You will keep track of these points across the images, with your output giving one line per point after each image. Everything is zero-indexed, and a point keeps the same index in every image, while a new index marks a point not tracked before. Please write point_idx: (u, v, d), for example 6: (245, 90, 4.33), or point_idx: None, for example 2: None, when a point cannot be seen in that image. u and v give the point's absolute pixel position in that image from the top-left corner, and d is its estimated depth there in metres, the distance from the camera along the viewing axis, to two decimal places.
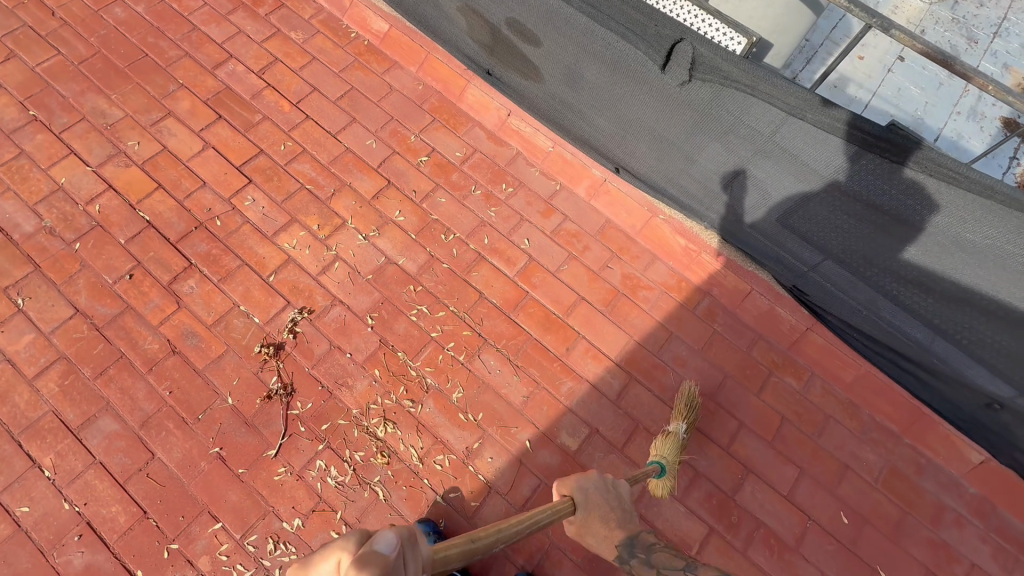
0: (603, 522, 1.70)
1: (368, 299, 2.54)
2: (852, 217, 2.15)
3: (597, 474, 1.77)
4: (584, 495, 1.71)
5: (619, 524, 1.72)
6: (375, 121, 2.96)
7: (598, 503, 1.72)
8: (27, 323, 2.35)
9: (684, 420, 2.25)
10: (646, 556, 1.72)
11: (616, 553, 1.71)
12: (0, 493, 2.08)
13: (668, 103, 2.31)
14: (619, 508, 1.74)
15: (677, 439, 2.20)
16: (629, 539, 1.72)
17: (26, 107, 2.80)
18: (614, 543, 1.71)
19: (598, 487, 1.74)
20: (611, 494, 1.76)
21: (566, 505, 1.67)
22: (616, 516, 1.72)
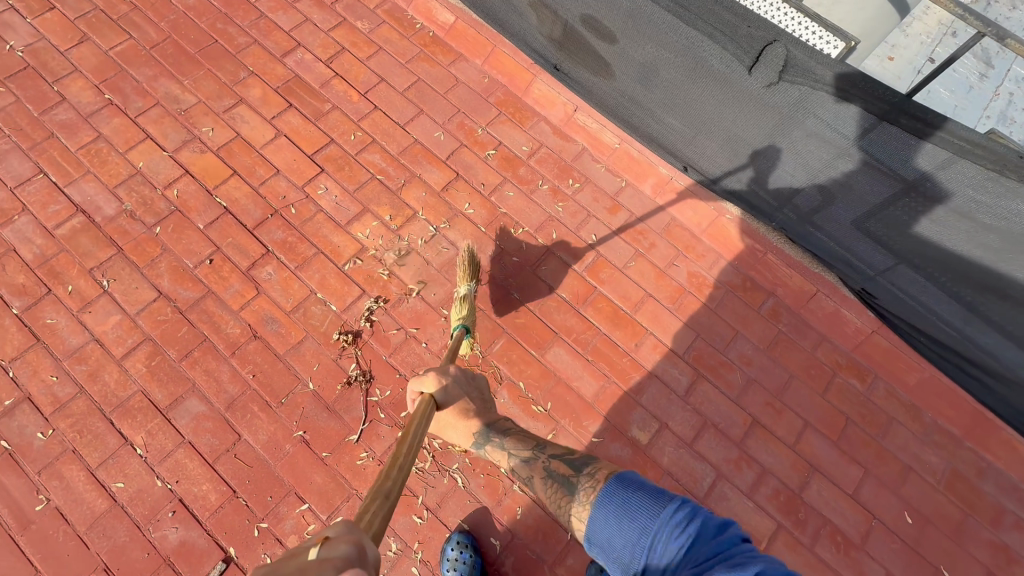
0: (460, 414, 1.78)
1: (441, 290, 2.58)
2: (934, 222, 2.17)
3: (452, 369, 1.83)
4: (442, 392, 1.77)
5: (475, 412, 1.79)
6: (441, 113, 2.97)
7: (460, 398, 1.80)
8: (113, 304, 2.40)
9: (469, 280, 2.36)
10: (499, 440, 1.71)
11: (471, 440, 1.75)
12: (96, 469, 2.14)
13: (749, 104, 2.33)
14: (479, 400, 1.84)
15: (466, 300, 2.31)
16: (488, 426, 1.74)
17: (101, 91, 2.83)
18: (471, 429, 1.75)
19: (458, 380, 1.82)
20: (468, 385, 1.85)
21: (428, 403, 1.72)
22: (474, 406, 1.80)
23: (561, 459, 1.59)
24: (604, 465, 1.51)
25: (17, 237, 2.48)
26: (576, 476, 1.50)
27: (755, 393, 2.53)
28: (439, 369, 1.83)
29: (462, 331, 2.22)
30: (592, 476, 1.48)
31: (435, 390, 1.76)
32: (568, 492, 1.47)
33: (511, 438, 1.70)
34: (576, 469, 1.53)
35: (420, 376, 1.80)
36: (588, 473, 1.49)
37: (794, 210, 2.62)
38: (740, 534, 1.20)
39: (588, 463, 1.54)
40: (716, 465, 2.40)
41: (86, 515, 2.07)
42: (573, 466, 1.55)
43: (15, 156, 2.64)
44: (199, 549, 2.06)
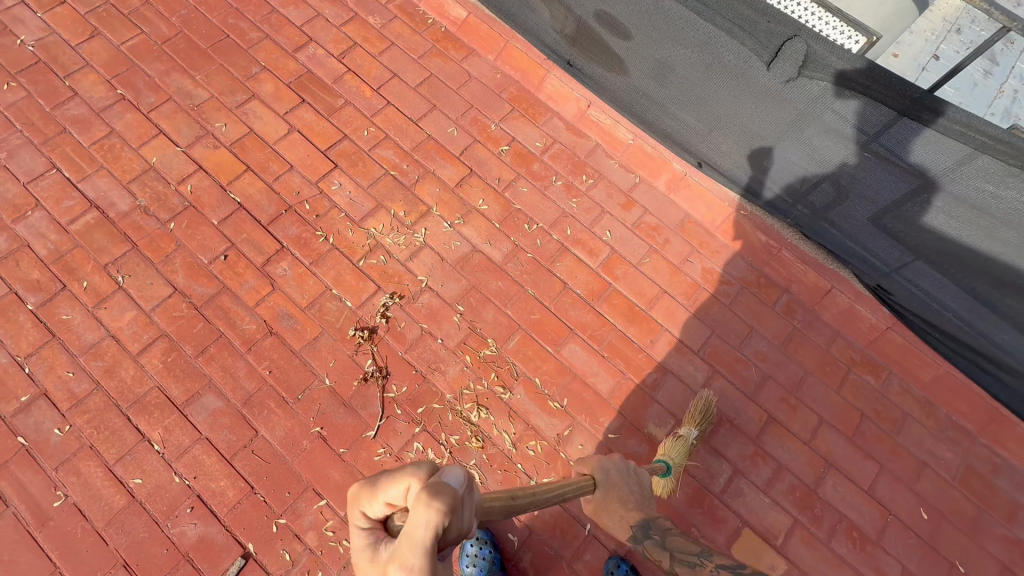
0: (617, 500, 1.81)
1: (456, 286, 2.58)
2: (953, 219, 2.17)
3: (619, 459, 1.88)
4: (605, 476, 1.81)
5: (636, 506, 1.84)
6: (454, 108, 2.96)
7: (622, 485, 1.83)
8: (128, 300, 2.39)
9: (695, 427, 2.29)
10: (662, 540, 1.92)
11: (630, 533, 1.84)
12: (114, 465, 2.13)
13: (767, 100, 2.33)
14: (638, 493, 1.86)
15: (686, 443, 2.25)
16: (648, 522, 1.89)
17: (113, 85, 2.82)
18: (630, 522, 1.82)
19: (621, 471, 1.86)
20: (630, 477, 1.88)
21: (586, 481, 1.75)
22: (636, 498, 1.85)
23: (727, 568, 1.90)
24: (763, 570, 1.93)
25: (31, 233, 2.47)
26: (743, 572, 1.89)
27: (770, 389, 2.53)
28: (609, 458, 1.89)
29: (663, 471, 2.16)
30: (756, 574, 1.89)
31: (598, 472, 1.81)
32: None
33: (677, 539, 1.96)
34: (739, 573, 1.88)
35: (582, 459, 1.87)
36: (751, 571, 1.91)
37: (810, 206, 2.62)
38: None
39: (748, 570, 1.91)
40: (732, 461, 2.40)
41: (104, 511, 2.07)
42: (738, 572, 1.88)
43: (28, 151, 2.63)
44: (218, 545, 2.06)
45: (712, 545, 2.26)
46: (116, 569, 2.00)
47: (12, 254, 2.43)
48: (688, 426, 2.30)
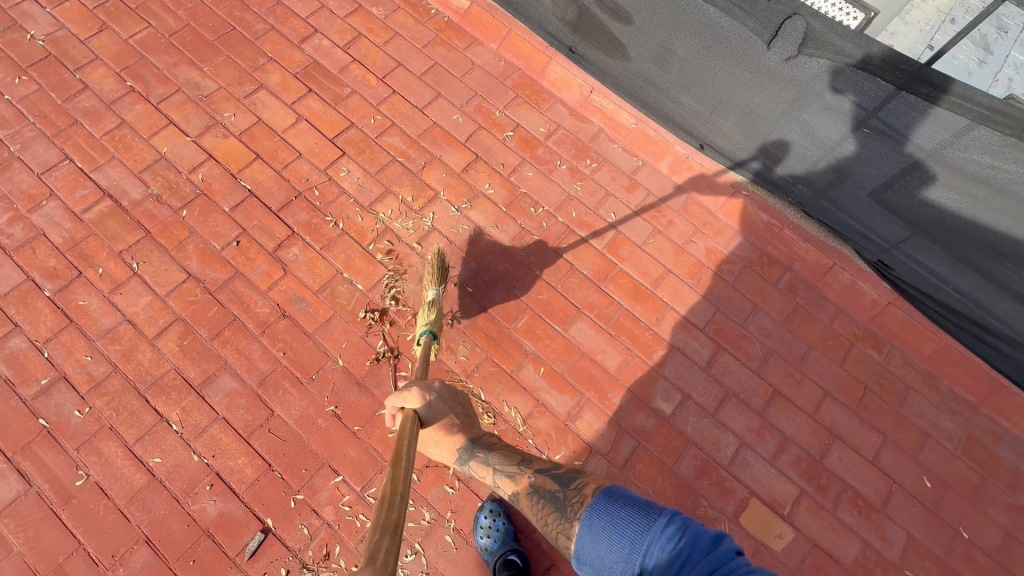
0: (445, 430, 1.88)
1: (464, 268, 2.62)
2: (951, 191, 2.23)
3: (436, 385, 1.89)
4: (426, 407, 1.84)
5: (459, 427, 1.89)
6: (459, 96, 3.01)
7: (445, 413, 1.89)
8: (143, 286, 2.43)
9: (435, 284, 2.37)
10: (484, 456, 1.83)
11: (458, 456, 1.86)
12: (133, 445, 2.18)
13: (767, 79, 2.39)
14: (463, 416, 1.93)
15: (435, 304, 2.32)
16: (471, 441, 1.86)
17: (123, 78, 2.86)
18: (455, 446, 1.87)
19: (441, 396, 1.89)
20: (453, 401, 1.92)
21: (412, 417, 1.80)
22: (458, 421, 1.90)
23: (547, 475, 1.70)
24: (591, 481, 1.60)
25: (46, 221, 2.51)
26: (563, 492, 1.60)
27: (775, 364, 2.58)
28: (424, 385, 1.89)
29: (429, 337, 2.22)
30: (579, 491, 1.57)
31: (418, 404, 1.83)
32: (555, 508, 1.57)
33: (496, 454, 1.82)
34: (562, 485, 1.63)
35: (400, 392, 1.86)
36: (574, 488, 1.60)
37: (810, 185, 2.67)
38: (735, 548, 1.23)
39: (573, 478, 1.64)
40: (739, 434, 2.44)
41: (126, 489, 2.11)
42: (559, 481, 1.65)
43: (41, 143, 2.67)
44: (237, 521, 2.10)
45: (721, 515, 2.30)
46: (138, 545, 2.04)
47: (29, 243, 2.46)
48: (430, 288, 2.37)
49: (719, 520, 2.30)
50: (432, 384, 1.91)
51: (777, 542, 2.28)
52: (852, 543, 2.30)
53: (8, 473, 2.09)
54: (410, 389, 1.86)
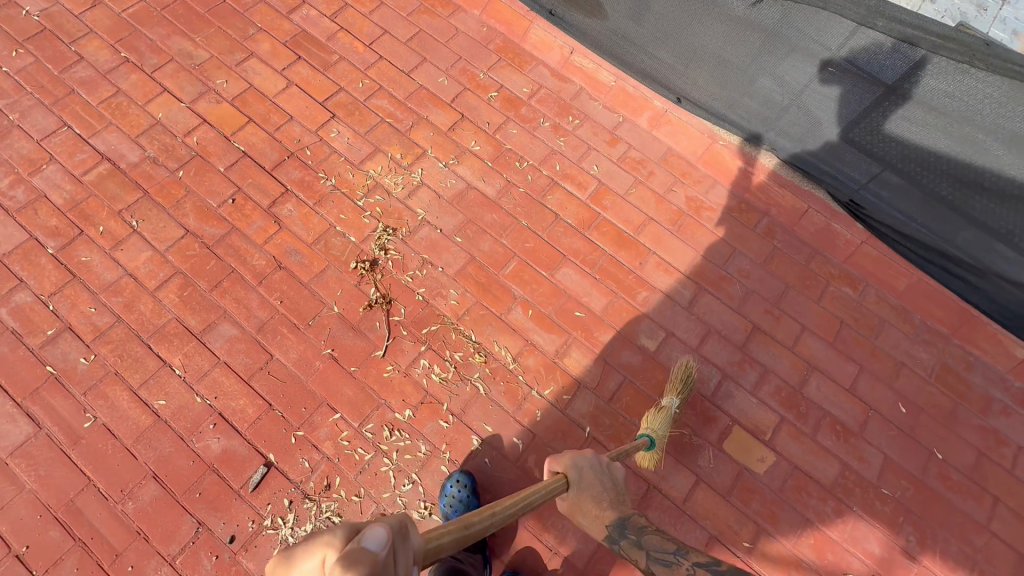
0: (594, 501, 1.72)
1: (453, 220, 2.72)
2: (916, 123, 2.34)
3: (591, 454, 1.80)
4: (576, 472, 1.74)
5: (610, 503, 1.73)
6: (444, 60, 3.11)
7: (593, 480, 1.76)
8: (143, 242, 2.52)
9: (677, 396, 2.32)
10: (637, 538, 1.69)
11: (606, 533, 1.70)
12: (138, 389, 2.26)
13: (736, 26, 2.50)
14: (612, 490, 1.77)
15: (669, 414, 2.27)
16: (624, 520, 1.73)
17: (117, 49, 2.94)
18: (605, 522, 1.71)
19: (594, 467, 1.77)
20: (606, 474, 1.78)
21: (559, 484, 1.69)
22: (609, 496, 1.74)
23: (707, 568, 1.64)
24: None
25: (47, 184, 2.60)
26: None
27: (754, 302, 2.69)
28: (580, 454, 1.79)
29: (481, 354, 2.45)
30: None
31: (568, 469, 1.73)
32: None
33: (654, 537, 1.71)
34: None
35: (556, 455, 1.78)
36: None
37: (784, 131, 2.78)
38: None
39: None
40: (721, 367, 2.54)
41: (132, 430, 2.20)
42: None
43: (39, 111, 2.76)
44: (241, 457, 2.20)
45: (705, 442, 2.41)
46: (145, 480, 2.13)
47: (31, 205, 2.55)
48: (670, 396, 2.33)
49: (704, 446, 2.40)
50: (586, 452, 1.81)
51: (759, 465, 2.38)
52: (831, 465, 2.41)
53: (18, 416, 2.18)
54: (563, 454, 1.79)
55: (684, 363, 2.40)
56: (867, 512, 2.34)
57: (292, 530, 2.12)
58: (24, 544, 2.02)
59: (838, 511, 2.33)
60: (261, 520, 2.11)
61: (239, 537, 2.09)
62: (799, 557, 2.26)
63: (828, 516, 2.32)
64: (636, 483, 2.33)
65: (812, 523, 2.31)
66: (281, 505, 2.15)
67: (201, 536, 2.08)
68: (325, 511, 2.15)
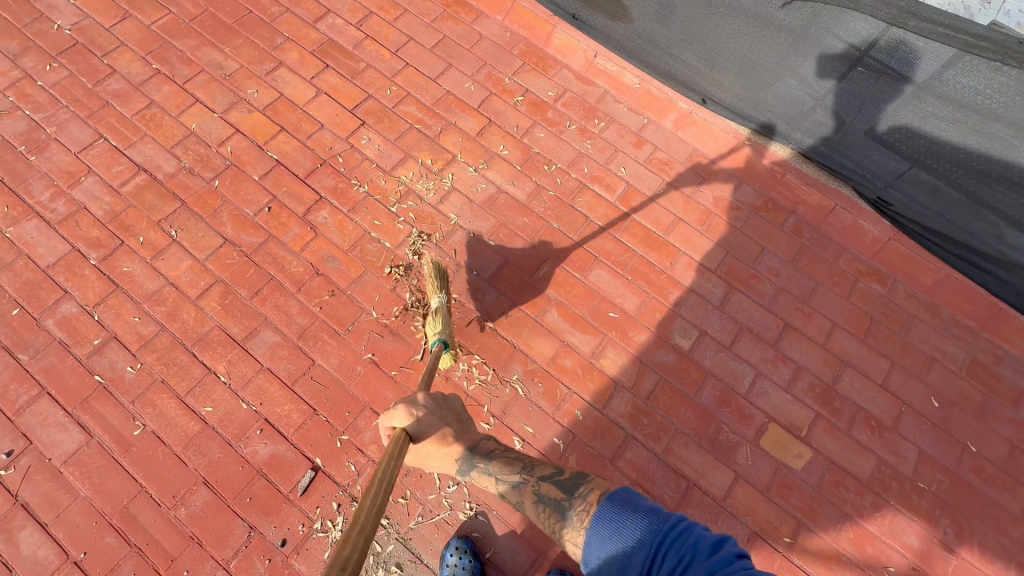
0: (440, 443, 1.80)
1: (485, 224, 2.75)
2: (945, 120, 2.37)
3: (421, 397, 1.78)
4: (415, 423, 1.72)
5: (454, 436, 1.81)
6: (469, 66, 3.14)
7: (440, 427, 1.78)
8: (183, 252, 2.56)
9: (439, 291, 2.35)
10: (485, 466, 1.80)
11: (457, 467, 1.82)
12: (185, 396, 2.30)
13: (763, 27, 2.55)
14: (456, 424, 1.84)
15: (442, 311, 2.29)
16: (469, 451, 1.82)
17: (148, 61, 2.98)
18: (453, 455, 1.81)
19: (430, 410, 1.77)
20: (442, 411, 1.81)
21: (400, 436, 1.67)
22: (452, 431, 1.81)
23: (551, 482, 1.70)
24: (593, 485, 1.61)
25: (86, 196, 2.64)
26: (567, 500, 1.60)
27: (785, 300, 2.71)
28: (410, 400, 1.77)
29: (441, 345, 2.19)
30: (583, 498, 1.58)
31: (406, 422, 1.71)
32: (561, 516, 1.58)
33: (497, 462, 1.81)
34: (566, 492, 1.63)
35: (387, 412, 1.75)
36: (580, 494, 1.59)
37: (810, 130, 2.81)
38: (735, 552, 1.22)
39: (574, 483, 1.65)
40: (755, 364, 2.57)
41: (181, 436, 2.24)
42: (562, 488, 1.65)
43: (76, 124, 2.80)
44: (288, 461, 2.23)
45: (742, 439, 2.44)
46: (197, 487, 2.17)
47: (72, 216, 2.59)
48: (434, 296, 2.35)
49: (741, 443, 2.43)
50: (417, 397, 1.79)
51: (796, 461, 2.41)
52: (866, 460, 2.44)
53: (69, 426, 2.22)
54: (396, 407, 1.75)
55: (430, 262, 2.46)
56: (904, 506, 2.37)
57: (342, 532, 2.15)
58: (81, 551, 2.06)
59: (875, 506, 2.36)
60: (311, 524, 2.15)
61: (291, 540, 2.13)
62: (839, 551, 2.29)
63: (866, 510, 2.35)
64: (676, 480, 2.36)
65: (851, 517, 2.34)
66: (330, 508, 2.18)
67: (253, 540, 2.11)
68: None
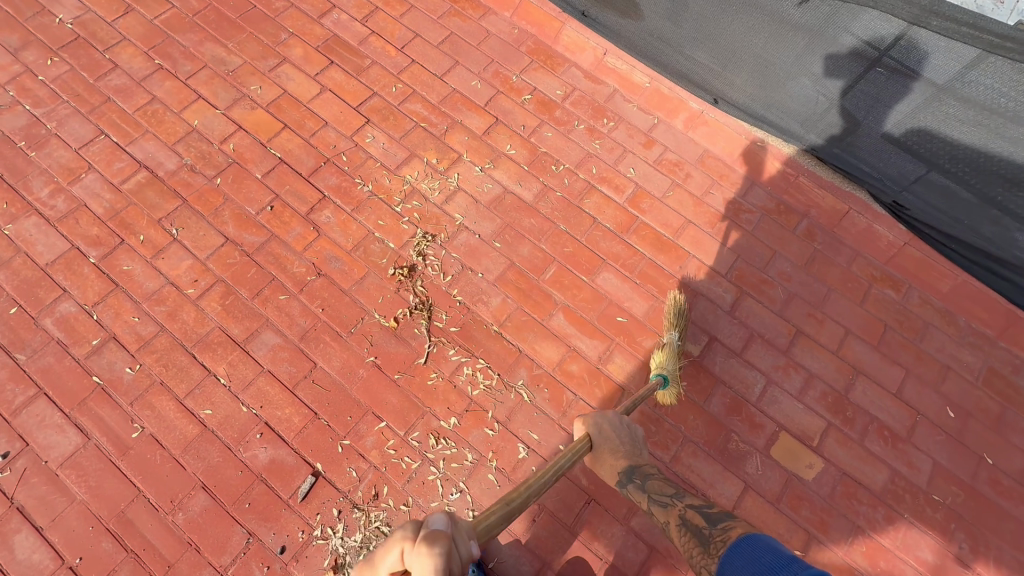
0: (609, 454, 1.95)
1: (491, 225, 2.70)
2: (966, 123, 2.30)
3: (612, 414, 2.01)
4: (599, 432, 1.97)
5: (625, 455, 1.95)
6: (476, 63, 3.08)
7: (614, 439, 1.96)
8: (184, 251, 2.52)
9: (676, 329, 2.40)
10: (641, 482, 1.94)
11: (617, 479, 1.96)
12: (184, 398, 2.26)
13: (778, 26, 2.49)
14: (629, 444, 1.98)
15: (671, 348, 2.36)
16: (631, 468, 1.94)
17: (151, 56, 2.93)
18: (617, 469, 1.94)
19: (614, 426, 1.99)
20: (626, 432, 2.01)
21: (584, 442, 1.95)
22: (625, 449, 1.96)
23: (698, 512, 1.86)
24: (738, 525, 1.74)
25: (86, 193, 2.60)
26: (709, 529, 1.77)
27: (797, 306, 2.65)
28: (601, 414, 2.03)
29: (661, 381, 2.30)
30: (724, 532, 1.73)
31: (590, 428, 1.97)
32: (700, 543, 1.74)
33: (654, 483, 1.95)
34: (710, 523, 1.80)
35: (580, 416, 2.03)
36: (722, 529, 1.75)
37: (825, 131, 2.74)
38: None
39: (721, 520, 1.80)
40: (766, 371, 2.52)
41: (180, 439, 2.20)
42: (708, 520, 1.82)
43: (76, 120, 2.76)
44: (289, 466, 2.19)
45: (752, 448, 2.38)
46: (195, 491, 2.13)
47: (71, 214, 2.55)
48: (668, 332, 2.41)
49: (751, 452, 2.37)
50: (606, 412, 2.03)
51: (807, 472, 2.36)
52: (880, 471, 2.38)
53: (66, 427, 2.19)
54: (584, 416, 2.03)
55: (673, 296, 2.48)
56: (918, 519, 2.31)
57: (342, 540, 2.10)
58: (78, 556, 2.02)
59: (888, 518, 2.31)
60: (311, 530, 2.11)
61: (290, 547, 2.08)
62: (851, 564, 2.23)
63: (879, 523, 2.30)
64: (684, 490, 2.30)
65: (863, 530, 2.29)
66: (330, 515, 2.14)
67: (252, 547, 2.07)
68: (374, 521, 2.14)
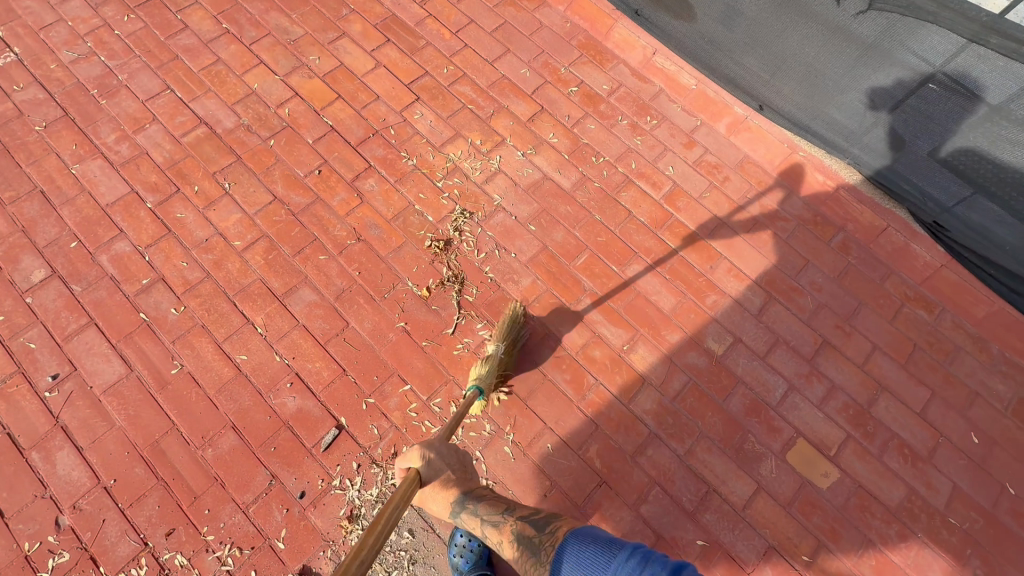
0: (441, 485, 1.77)
1: (528, 209, 2.76)
2: (1017, 146, 2.32)
3: (438, 443, 1.81)
4: (426, 465, 1.77)
5: (454, 481, 1.78)
6: (527, 52, 3.15)
7: (445, 474, 1.78)
8: (234, 204, 2.63)
9: (501, 341, 2.30)
10: (474, 506, 1.73)
11: (449, 507, 1.75)
12: (223, 342, 2.37)
13: (832, 34, 2.53)
14: (460, 468, 1.82)
15: (494, 360, 2.25)
16: (464, 493, 1.76)
17: (219, 21, 3.08)
18: (449, 499, 1.76)
19: (442, 453, 1.80)
20: (451, 455, 1.81)
21: (412, 477, 1.73)
22: (455, 475, 1.79)
23: (528, 520, 1.68)
24: (563, 522, 1.66)
25: (149, 142, 2.74)
26: (538, 535, 1.62)
27: (825, 316, 2.64)
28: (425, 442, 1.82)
29: (477, 393, 2.16)
30: (553, 534, 1.61)
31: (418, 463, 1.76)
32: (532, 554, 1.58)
33: (485, 502, 1.73)
34: (538, 529, 1.64)
35: (403, 452, 1.81)
36: (550, 533, 1.62)
37: (869, 147, 2.74)
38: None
39: (551, 522, 1.67)
40: (788, 377, 2.52)
41: (215, 380, 2.30)
42: (536, 524, 1.66)
43: (146, 74, 2.91)
44: (315, 417, 2.27)
45: (768, 451, 2.38)
46: (225, 430, 2.22)
47: (133, 160, 2.70)
48: (493, 343, 2.31)
49: (766, 455, 2.37)
50: (432, 439, 1.83)
51: (822, 480, 2.35)
52: (896, 488, 2.36)
53: (112, 357, 2.31)
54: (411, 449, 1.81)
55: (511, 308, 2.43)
56: (932, 540, 2.28)
57: (359, 491, 2.18)
58: (111, 478, 2.13)
59: (901, 535, 2.28)
60: (330, 480, 2.19)
61: (309, 493, 2.16)
62: None
63: (891, 540, 2.28)
64: (695, 484, 2.32)
65: (874, 544, 2.27)
66: (349, 468, 2.21)
67: (273, 489, 2.16)
68: (391, 478, 2.21)
